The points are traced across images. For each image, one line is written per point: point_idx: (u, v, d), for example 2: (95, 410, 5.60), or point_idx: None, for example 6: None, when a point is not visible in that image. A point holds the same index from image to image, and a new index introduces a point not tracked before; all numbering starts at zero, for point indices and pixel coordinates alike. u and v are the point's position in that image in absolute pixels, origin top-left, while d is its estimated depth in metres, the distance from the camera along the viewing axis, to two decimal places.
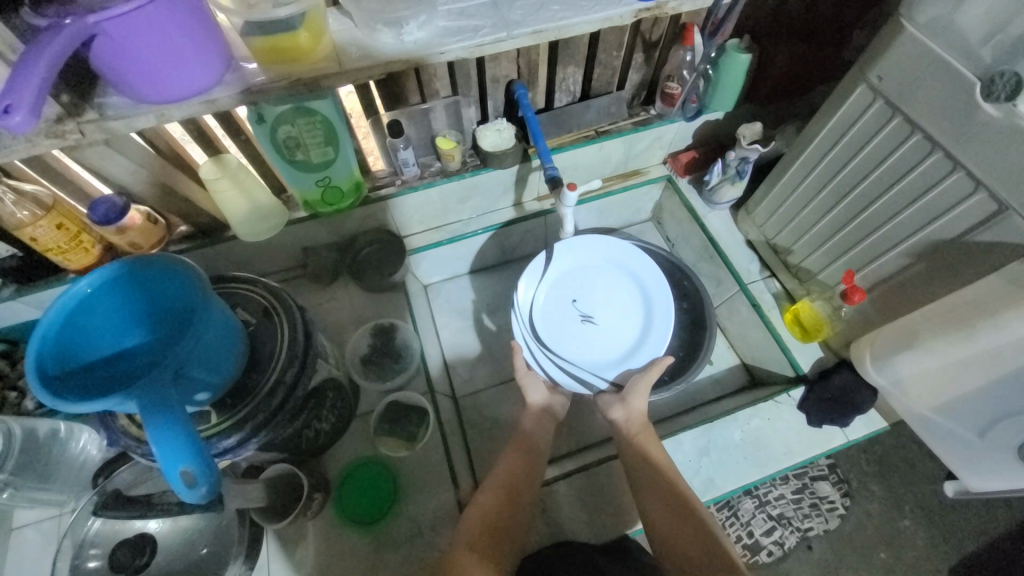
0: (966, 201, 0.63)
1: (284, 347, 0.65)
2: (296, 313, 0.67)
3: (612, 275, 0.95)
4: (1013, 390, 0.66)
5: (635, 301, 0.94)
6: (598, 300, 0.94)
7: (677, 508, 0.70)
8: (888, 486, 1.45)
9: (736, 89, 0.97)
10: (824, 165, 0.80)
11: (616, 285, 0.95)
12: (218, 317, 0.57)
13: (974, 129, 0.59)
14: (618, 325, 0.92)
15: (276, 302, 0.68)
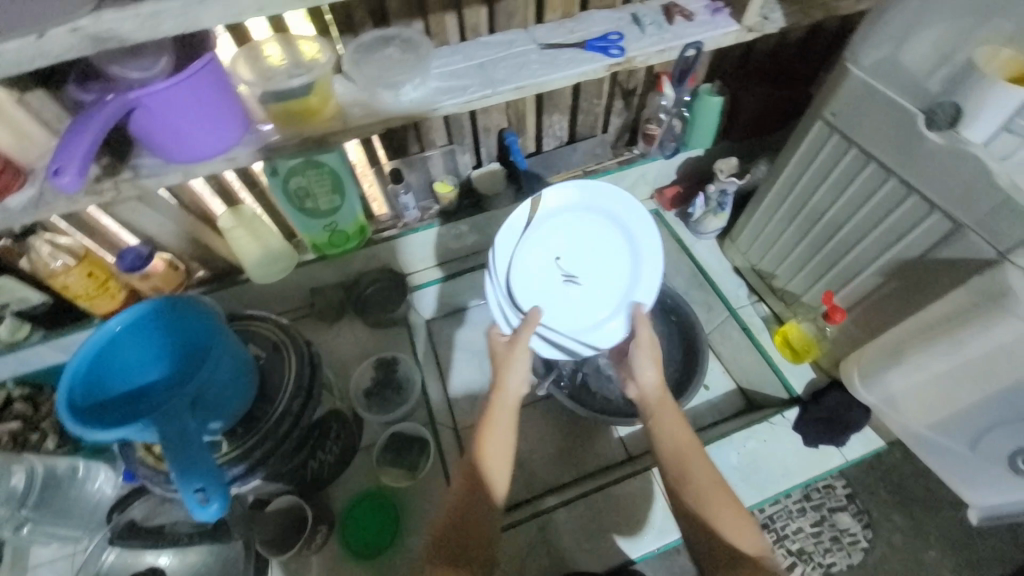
0: (925, 222, 0.67)
1: (292, 378, 0.69)
2: (304, 346, 0.72)
3: (600, 225, 0.83)
4: (1000, 400, 0.68)
5: (623, 261, 0.85)
6: (584, 259, 0.84)
7: (704, 479, 0.67)
8: (910, 515, 1.41)
9: (711, 128, 1.05)
10: (796, 193, 0.85)
11: (608, 252, 0.83)
12: (233, 350, 0.62)
13: (923, 156, 0.64)
14: (602, 287, 0.85)
15: (285, 337, 0.73)
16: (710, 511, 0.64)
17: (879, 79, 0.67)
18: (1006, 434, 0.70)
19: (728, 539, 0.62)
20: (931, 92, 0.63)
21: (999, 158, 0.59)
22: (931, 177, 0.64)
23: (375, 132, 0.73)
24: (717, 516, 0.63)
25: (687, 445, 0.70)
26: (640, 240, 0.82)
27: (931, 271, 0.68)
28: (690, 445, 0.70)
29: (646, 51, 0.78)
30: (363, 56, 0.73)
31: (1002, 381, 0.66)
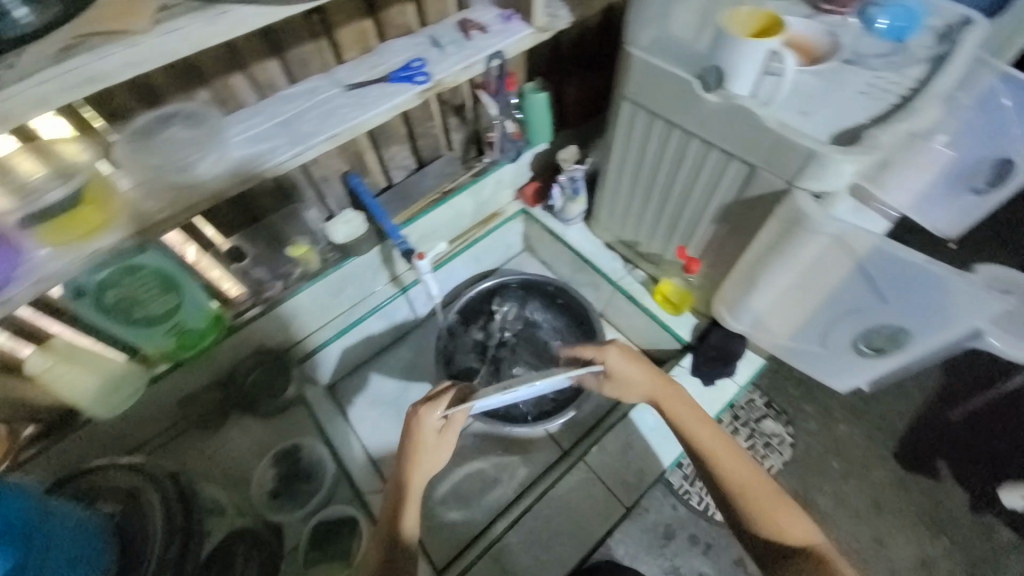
0: (729, 170, 0.75)
1: (157, 526, 0.77)
2: (168, 488, 0.82)
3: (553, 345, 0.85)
4: (829, 297, 0.79)
5: None
6: None
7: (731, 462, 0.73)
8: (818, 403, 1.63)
9: (547, 121, 1.09)
10: (630, 166, 0.92)
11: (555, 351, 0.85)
12: (67, 528, 0.67)
13: (709, 116, 0.71)
14: None
15: (144, 483, 0.81)
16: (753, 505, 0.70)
17: (656, 55, 0.74)
18: (850, 324, 0.80)
19: (774, 534, 0.68)
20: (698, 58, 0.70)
21: (764, 105, 0.68)
22: (718, 129, 0.72)
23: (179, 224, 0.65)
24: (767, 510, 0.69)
25: (721, 446, 0.74)
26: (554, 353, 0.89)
27: (746, 210, 0.77)
28: (720, 443, 0.74)
29: (451, 71, 0.78)
30: (142, 146, 0.66)
31: (825, 282, 0.77)
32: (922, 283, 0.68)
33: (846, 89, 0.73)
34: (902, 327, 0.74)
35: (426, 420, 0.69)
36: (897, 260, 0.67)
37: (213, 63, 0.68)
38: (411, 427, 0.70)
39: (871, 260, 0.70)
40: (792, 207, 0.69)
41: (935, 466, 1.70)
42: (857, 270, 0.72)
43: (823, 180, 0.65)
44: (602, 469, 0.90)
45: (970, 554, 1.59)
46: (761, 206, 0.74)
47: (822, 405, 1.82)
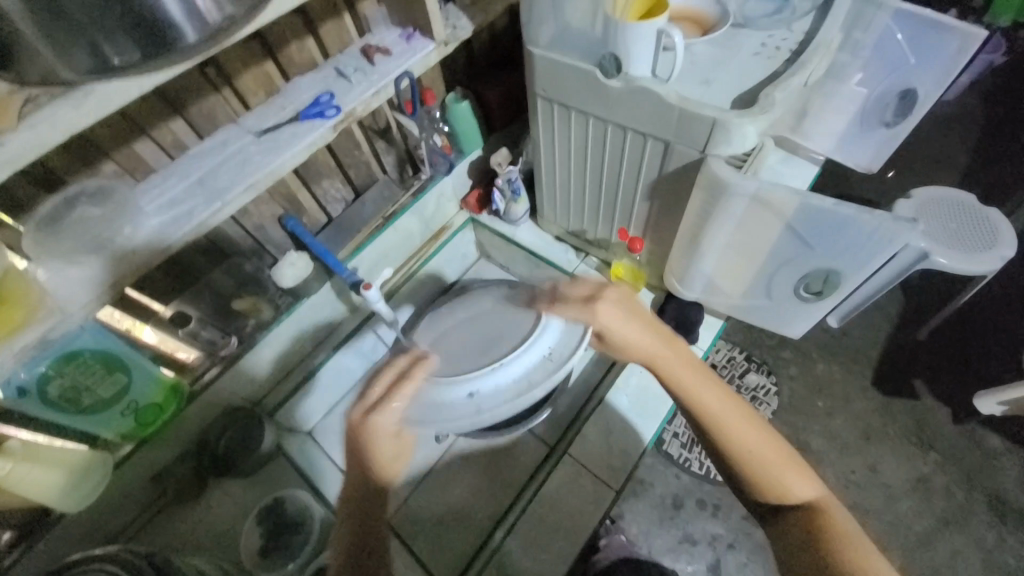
0: (646, 149, 0.77)
1: None
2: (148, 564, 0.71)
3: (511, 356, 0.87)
4: (764, 252, 0.81)
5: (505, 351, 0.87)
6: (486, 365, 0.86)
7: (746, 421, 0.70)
8: None
9: (474, 128, 1.10)
10: (559, 158, 0.93)
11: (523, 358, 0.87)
12: None
13: (616, 100, 0.73)
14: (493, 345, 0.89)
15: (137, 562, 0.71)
16: (758, 475, 0.68)
17: (555, 51, 0.75)
18: (789, 272, 0.83)
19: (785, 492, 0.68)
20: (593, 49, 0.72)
21: (664, 83, 0.70)
22: (627, 112, 0.73)
23: (107, 303, 0.64)
24: (774, 475, 0.68)
25: (729, 416, 0.69)
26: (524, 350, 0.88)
27: (672, 184, 0.79)
28: (728, 409, 0.70)
29: (360, 100, 0.78)
30: (51, 233, 0.64)
31: (759, 238, 0.79)
32: (843, 225, 0.70)
33: (738, 54, 0.76)
34: (834, 269, 0.78)
35: (381, 424, 0.71)
36: (814, 209, 0.70)
37: (111, 136, 0.67)
38: (362, 427, 0.71)
39: (792, 213, 0.72)
40: (707, 175, 0.71)
41: (914, 386, 1.77)
42: (783, 224, 0.74)
43: (729, 145, 0.67)
44: (587, 459, 0.92)
45: (961, 463, 1.66)
46: (683, 177, 0.76)
47: (799, 350, 1.88)
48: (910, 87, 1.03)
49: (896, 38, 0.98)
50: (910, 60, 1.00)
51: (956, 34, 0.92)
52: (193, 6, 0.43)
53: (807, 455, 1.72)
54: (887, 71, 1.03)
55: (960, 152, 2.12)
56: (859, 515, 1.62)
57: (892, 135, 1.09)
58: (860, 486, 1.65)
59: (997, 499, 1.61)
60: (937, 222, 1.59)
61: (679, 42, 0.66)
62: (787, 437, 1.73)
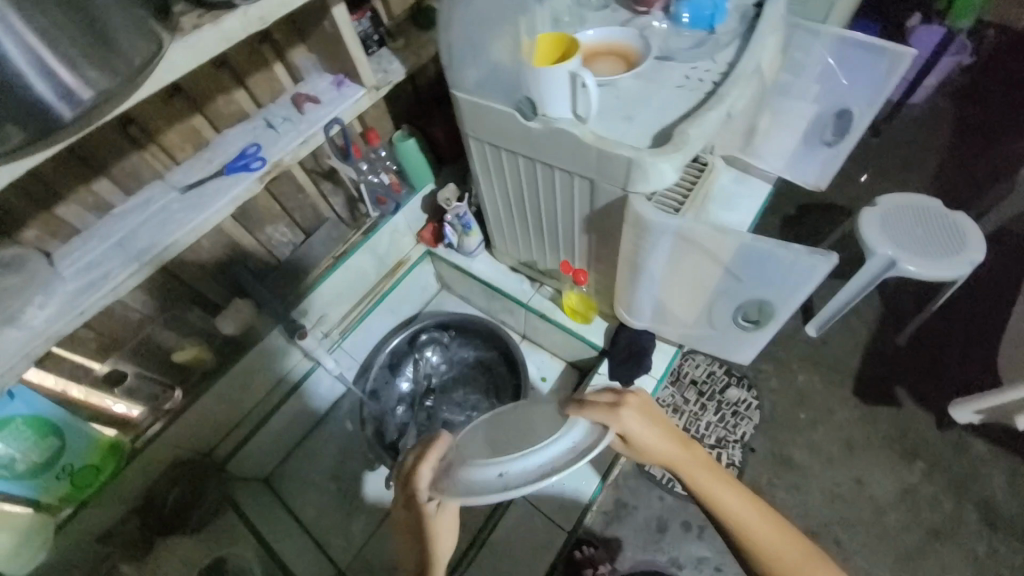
0: (574, 185, 0.77)
1: None
2: None
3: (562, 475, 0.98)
4: (697, 284, 0.81)
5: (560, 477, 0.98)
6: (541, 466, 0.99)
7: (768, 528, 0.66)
8: None
9: (423, 164, 1.12)
10: (500, 194, 0.94)
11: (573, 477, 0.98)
12: None
13: (538, 141, 0.73)
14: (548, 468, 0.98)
15: None
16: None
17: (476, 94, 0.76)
18: (726, 302, 0.82)
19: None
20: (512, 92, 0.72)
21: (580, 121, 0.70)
22: (550, 151, 0.74)
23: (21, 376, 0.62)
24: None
25: (755, 521, 0.66)
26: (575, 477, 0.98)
27: (603, 218, 0.79)
28: (745, 505, 0.66)
29: (287, 150, 0.79)
30: None
31: (690, 270, 0.79)
32: (765, 258, 0.71)
33: (663, 85, 0.77)
34: (763, 298, 0.77)
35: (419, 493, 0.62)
36: (737, 240, 0.70)
37: (27, 201, 0.67)
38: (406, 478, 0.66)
39: (718, 247, 0.72)
40: (632, 214, 0.71)
41: (895, 394, 1.75)
42: (712, 257, 0.74)
43: (646, 183, 0.67)
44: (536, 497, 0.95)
45: (947, 471, 1.63)
46: (610, 213, 0.77)
47: (778, 362, 1.86)
48: (845, 106, 1.05)
49: (830, 59, 1.00)
50: (843, 81, 1.02)
51: (883, 55, 0.96)
52: (63, 87, 0.43)
53: (792, 470, 1.69)
54: (823, 92, 1.04)
55: (929, 153, 2.13)
56: (846, 530, 1.58)
57: (833, 152, 1.12)
58: (847, 499, 1.61)
59: (984, 506, 1.58)
60: (901, 228, 1.59)
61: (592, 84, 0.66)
62: (769, 452, 1.70)
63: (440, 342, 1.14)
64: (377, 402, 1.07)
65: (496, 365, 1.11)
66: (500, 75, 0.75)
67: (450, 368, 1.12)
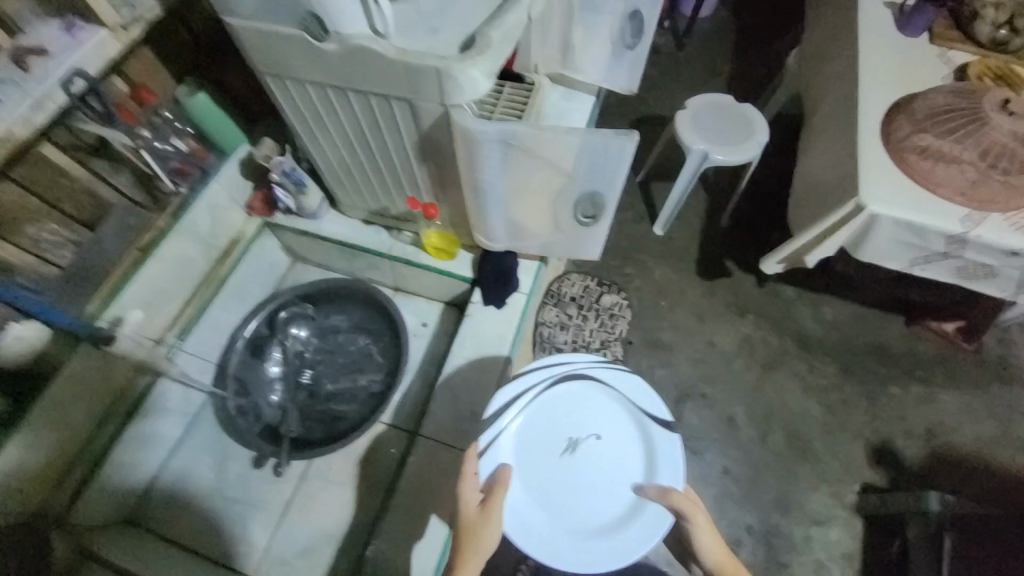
0: (392, 112, 0.73)
1: None
2: None
3: (610, 502, 0.83)
4: (536, 190, 0.83)
5: (604, 506, 0.83)
6: (582, 484, 0.84)
7: None
8: None
9: (227, 122, 0.97)
10: (322, 138, 0.86)
11: (617, 522, 0.82)
12: None
13: (340, 65, 0.67)
14: (604, 487, 0.84)
15: None
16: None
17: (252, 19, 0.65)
18: (566, 202, 0.85)
19: None
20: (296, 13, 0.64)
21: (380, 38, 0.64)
22: (355, 73, 0.68)
23: None
24: None
25: None
26: (626, 535, 0.80)
27: (432, 139, 0.76)
28: None
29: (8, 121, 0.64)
30: None
31: (525, 178, 0.81)
32: (581, 146, 0.74)
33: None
34: (595, 190, 0.82)
35: (466, 494, 0.75)
36: (557, 133, 0.71)
37: None
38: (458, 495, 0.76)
39: (543, 146, 0.73)
40: (454, 125, 0.69)
41: (727, 267, 2.10)
42: (542, 157, 0.75)
43: (458, 90, 0.65)
44: (438, 437, 0.90)
45: (770, 317, 2.02)
46: (436, 132, 0.74)
47: (637, 263, 2.10)
48: (635, 10, 1.15)
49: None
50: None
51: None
52: None
53: (663, 350, 1.96)
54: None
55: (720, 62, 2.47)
56: (708, 384, 1.91)
57: (633, 57, 1.22)
58: (705, 360, 1.94)
59: (801, 337, 1.97)
60: (708, 125, 1.84)
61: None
62: (643, 340, 1.95)
63: (305, 316, 1.04)
64: (243, 396, 0.96)
65: (373, 325, 1.05)
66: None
67: (321, 339, 1.04)
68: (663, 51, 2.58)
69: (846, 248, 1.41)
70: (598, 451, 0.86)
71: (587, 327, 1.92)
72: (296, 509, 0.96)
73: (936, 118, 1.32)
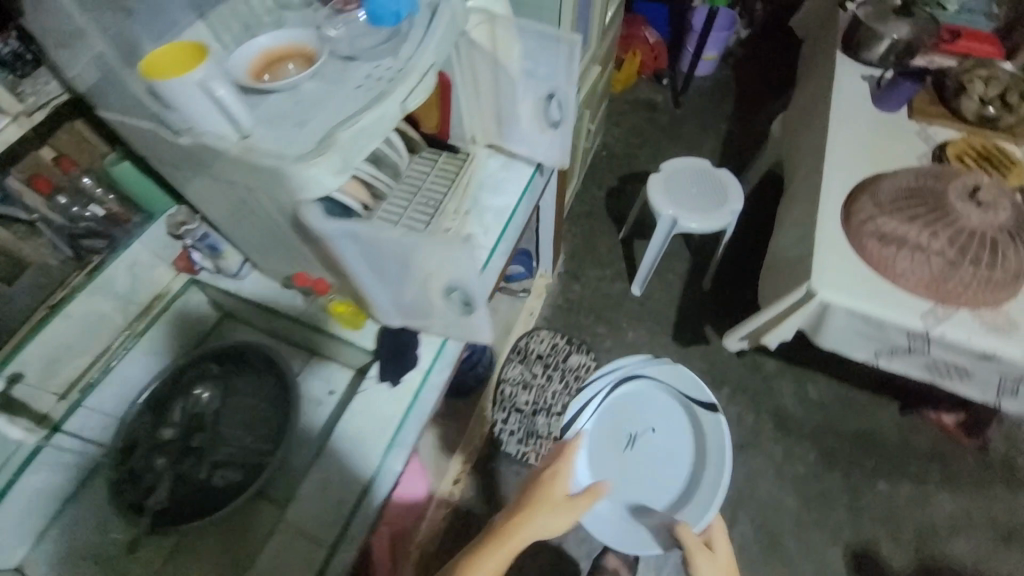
0: (257, 198, 0.74)
1: None
2: None
3: (670, 478, 1.39)
4: (398, 277, 0.80)
5: (671, 475, 1.40)
6: (654, 448, 1.44)
7: None
8: None
9: (154, 187, 1.01)
10: (221, 213, 0.92)
11: (649, 487, 1.38)
12: None
13: (200, 155, 0.69)
14: (652, 458, 1.43)
15: None
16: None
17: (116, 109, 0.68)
18: (441, 297, 0.81)
19: None
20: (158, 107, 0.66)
21: (231, 134, 0.67)
22: (212, 162, 0.70)
23: None
24: None
25: None
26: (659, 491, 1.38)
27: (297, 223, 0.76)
28: None
29: None
30: None
31: (383, 267, 0.78)
32: (411, 240, 0.69)
33: (343, 87, 0.76)
34: (452, 279, 0.75)
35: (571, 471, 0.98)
36: (408, 238, 0.69)
37: None
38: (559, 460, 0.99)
39: (384, 240, 0.71)
40: (303, 213, 0.70)
41: (705, 332, 1.99)
42: (404, 256, 0.73)
43: (297, 187, 0.66)
44: (302, 520, 0.87)
45: (749, 391, 1.88)
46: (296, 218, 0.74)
47: (609, 322, 2.04)
48: (553, 90, 1.08)
49: (520, 49, 1.02)
50: (540, 67, 1.04)
51: (558, 41, 0.98)
52: None
53: None
54: (525, 79, 1.07)
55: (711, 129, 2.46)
56: None
57: (555, 135, 1.16)
58: None
59: (780, 416, 1.83)
60: (680, 188, 1.79)
61: (224, 95, 0.63)
62: None
63: (210, 375, 1.05)
64: (130, 456, 0.95)
65: (272, 390, 1.04)
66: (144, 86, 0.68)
67: (223, 401, 1.03)
68: (660, 107, 2.58)
69: (804, 332, 1.32)
70: (649, 440, 1.44)
71: (548, 388, 1.86)
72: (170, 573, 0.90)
73: (904, 199, 1.22)
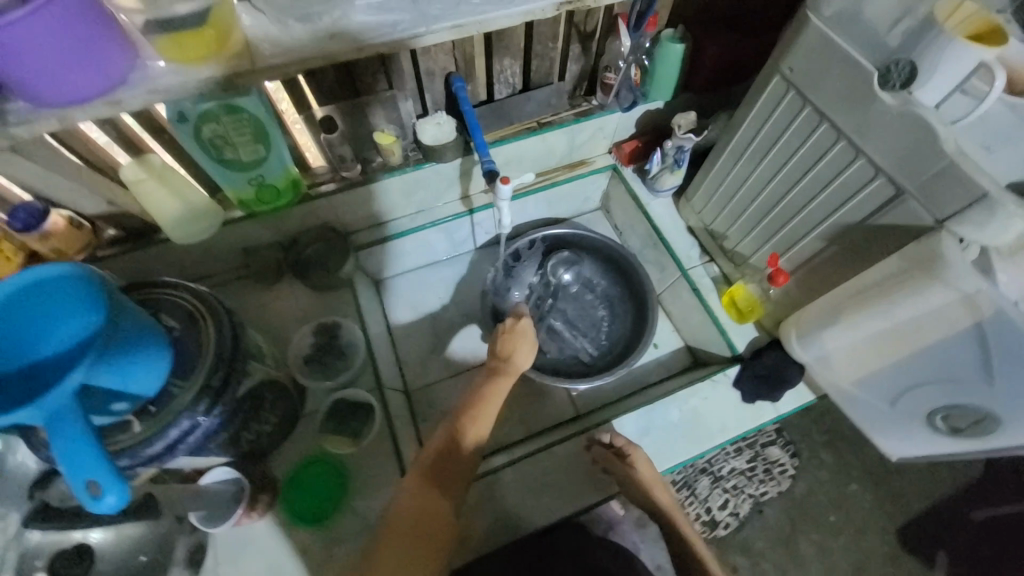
0: (867, 187, 0.65)
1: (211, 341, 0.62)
2: (220, 303, 0.64)
3: None
4: (928, 361, 0.67)
5: None
6: None
7: None
8: None
9: (673, 75, 0.97)
10: (772, 155, 0.78)
11: None
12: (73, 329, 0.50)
13: (875, 120, 0.61)
14: None
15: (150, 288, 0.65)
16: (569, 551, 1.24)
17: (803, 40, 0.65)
18: (920, 396, 0.71)
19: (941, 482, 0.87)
20: (893, 44, 0.61)
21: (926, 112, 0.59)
22: (843, 146, 0.67)
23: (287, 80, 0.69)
24: None
25: None
26: None
27: (851, 240, 0.71)
28: None
29: None
30: None
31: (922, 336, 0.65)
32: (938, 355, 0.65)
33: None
34: (989, 412, 0.66)
35: None
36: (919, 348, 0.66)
37: None
38: None
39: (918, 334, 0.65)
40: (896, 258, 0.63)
41: None
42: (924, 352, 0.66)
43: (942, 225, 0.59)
44: None
45: None
46: (860, 232, 0.69)
47: None
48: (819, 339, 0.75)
49: None
50: None
51: None
52: None
53: None
54: None
55: None
56: None
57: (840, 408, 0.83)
58: None
59: None
60: None
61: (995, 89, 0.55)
62: None
63: (580, 261, 1.10)
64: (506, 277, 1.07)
65: (603, 311, 1.09)
66: (865, 23, 0.62)
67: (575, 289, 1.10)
68: None
69: None
70: None
71: None
72: (471, 377, 1.05)
73: None
